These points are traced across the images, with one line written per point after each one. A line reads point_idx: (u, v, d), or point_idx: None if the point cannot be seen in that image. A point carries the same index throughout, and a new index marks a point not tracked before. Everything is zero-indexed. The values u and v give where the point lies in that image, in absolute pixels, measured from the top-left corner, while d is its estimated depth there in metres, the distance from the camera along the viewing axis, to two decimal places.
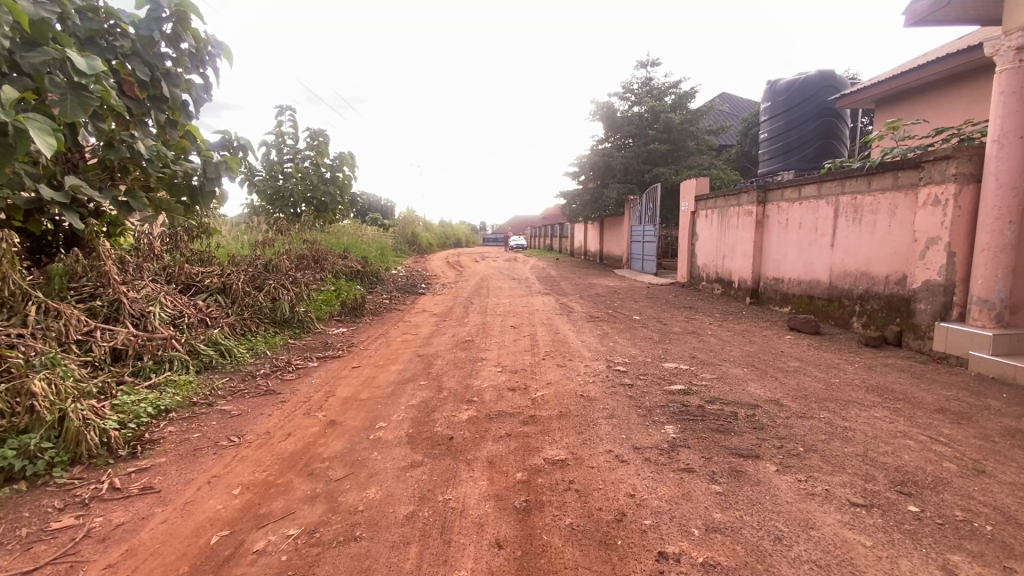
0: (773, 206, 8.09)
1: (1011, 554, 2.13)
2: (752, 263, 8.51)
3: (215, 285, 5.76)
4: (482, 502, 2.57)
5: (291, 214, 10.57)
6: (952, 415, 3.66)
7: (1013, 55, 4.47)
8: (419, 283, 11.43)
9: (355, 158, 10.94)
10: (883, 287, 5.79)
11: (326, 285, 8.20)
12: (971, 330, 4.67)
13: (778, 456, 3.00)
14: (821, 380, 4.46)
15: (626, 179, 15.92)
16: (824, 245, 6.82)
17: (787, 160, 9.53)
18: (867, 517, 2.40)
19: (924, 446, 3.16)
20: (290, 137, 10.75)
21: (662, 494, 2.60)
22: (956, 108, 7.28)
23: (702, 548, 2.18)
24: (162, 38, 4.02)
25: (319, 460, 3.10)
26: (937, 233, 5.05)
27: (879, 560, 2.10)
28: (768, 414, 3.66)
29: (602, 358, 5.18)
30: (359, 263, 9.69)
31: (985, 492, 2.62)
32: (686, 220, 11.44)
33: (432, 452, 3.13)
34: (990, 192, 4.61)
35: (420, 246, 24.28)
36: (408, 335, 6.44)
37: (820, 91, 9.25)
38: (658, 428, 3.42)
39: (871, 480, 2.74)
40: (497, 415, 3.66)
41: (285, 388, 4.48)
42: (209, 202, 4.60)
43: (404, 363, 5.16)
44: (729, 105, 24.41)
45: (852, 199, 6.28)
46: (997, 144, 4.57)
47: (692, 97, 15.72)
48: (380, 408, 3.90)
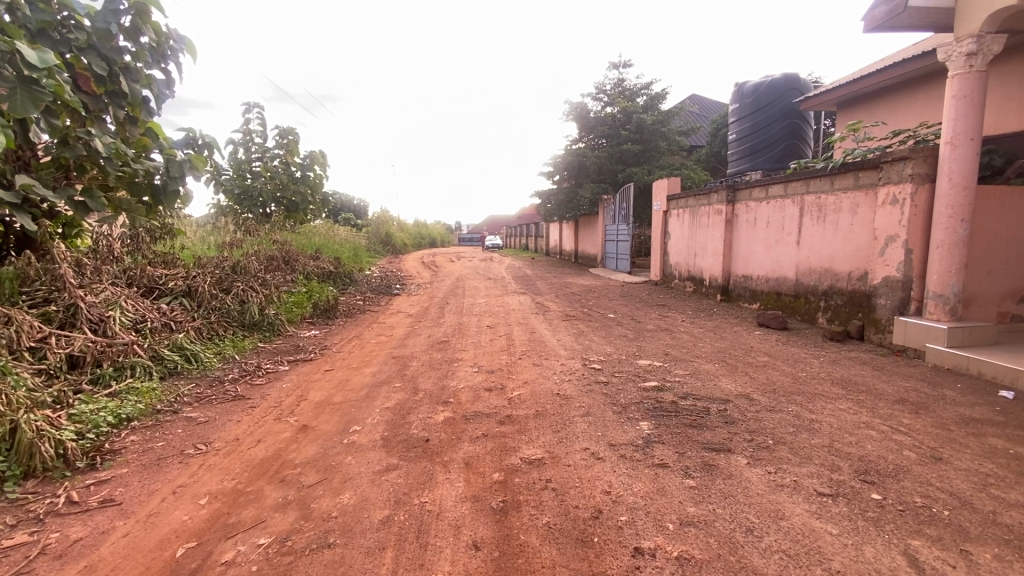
0: (741, 206, 8.31)
1: (966, 537, 2.24)
2: (722, 261, 8.71)
3: (180, 288, 5.58)
4: (459, 504, 2.55)
5: (260, 214, 10.31)
6: (911, 405, 3.82)
7: (964, 61, 4.71)
8: (394, 284, 11.30)
9: (327, 157, 10.71)
10: (846, 283, 6.00)
11: (297, 286, 8.05)
12: (928, 324, 4.88)
13: (749, 449, 3.07)
14: (789, 374, 4.59)
15: (600, 179, 16.09)
16: (790, 244, 7.02)
17: (755, 160, 9.81)
18: (833, 506, 2.48)
19: (885, 435, 3.28)
20: (257, 135, 10.47)
21: (638, 490, 2.63)
22: (910, 111, 7.60)
23: (676, 542, 2.21)
24: (120, 32, 3.83)
25: (291, 466, 3.02)
26: (896, 230, 5.26)
27: (845, 548, 2.17)
28: (739, 408, 3.74)
29: (578, 356, 5.22)
30: (331, 264, 9.52)
31: (942, 478, 2.74)
32: (657, 219, 11.63)
33: (408, 454, 3.10)
34: (943, 191, 4.81)
35: (394, 246, 24.03)
36: (382, 337, 6.34)
37: (785, 93, 9.52)
38: (633, 425, 3.46)
39: (837, 470, 2.83)
40: (474, 416, 3.65)
41: (255, 393, 4.36)
42: (173, 202, 4.41)
43: (378, 365, 5.09)
44: (698, 107, 24.73)
45: (817, 198, 6.48)
46: (949, 146, 4.77)
47: (663, 98, 15.92)
48: (354, 412, 3.84)
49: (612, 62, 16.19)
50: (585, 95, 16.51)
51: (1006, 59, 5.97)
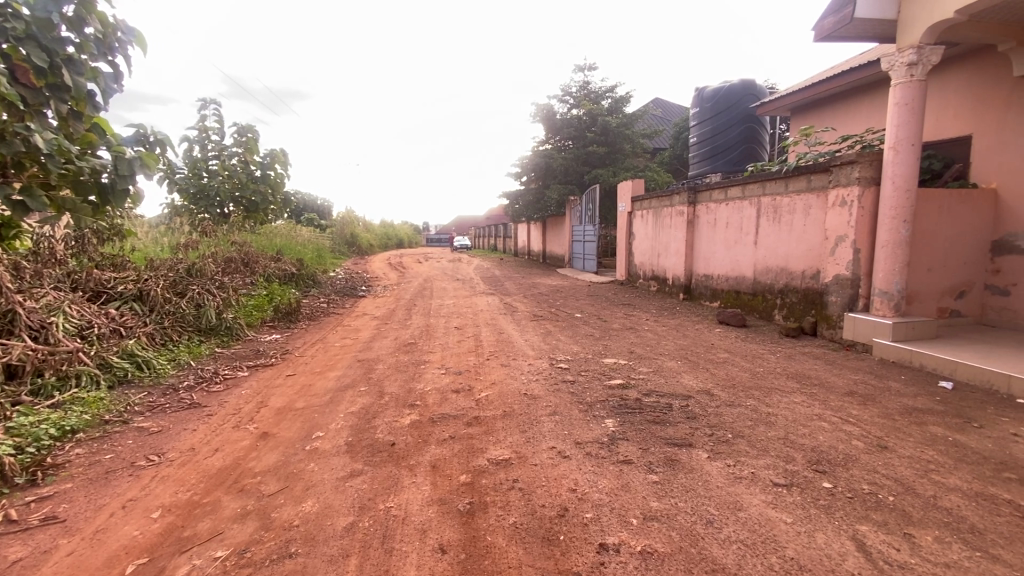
0: (702, 207, 8.55)
1: (909, 521, 2.37)
2: (684, 261, 8.94)
3: (130, 292, 5.33)
4: (425, 507, 2.53)
5: (218, 214, 9.93)
6: (860, 397, 4.02)
7: (905, 71, 4.99)
8: (359, 286, 11.08)
9: (288, 156, 10.41)
10: (800, 281, 6.26)
11: (257, 289, 7.79)
12: (875, 320, 5.15)
13: (709, 443, 3.17)
14: (748, 369, 4.76)
15: (567, 179, 16.25)
16: (748, 244, 7.27)
17: (714, 162, 10.15)
18: (788, 496, 2.58)
19: (836, 426, 3.44)
20: (214, 132, 10.10)
21: (603, 486, 2.67)
22: (856, 118, 7.98)
23: (640, 537, 2.25)
24: (62, 21, 3.60)
25: (250, 475, 2.92)
26: (845, 231, 5.52)
27: (798, 535, 2.27)
28: (700, 404, 3.86)
29: (545, 355, 5.26)
30: (293, 266, 9.27)
31: (888, 466, 2.90)
32: (622, 220, 11.83)
33: (373, 459, 3.05)
34: (887, 194, 5.08)
35: (359, 247, 23.59)
36: (347, 340, 6.22)
37: (743, 98, 9.86)
38: (599, 422, 3.52)
39: (791, 461, 2.95)
40: (441, 418, 3.62)
41: (212, 400, 4.20)
42: (122, 202, 4.16)
43: (343, 369, 4.99)
44: (661, 111, 25.39)
45: (773, 200, 6.73)
46: (892, 151, 5.05)
47: (627, 101, 16.20)
48: (317, 417, 3.75)
49: (578, 65, 16.38)
50: (552, 97, 16.65)
51: (944, 69, 6.35)
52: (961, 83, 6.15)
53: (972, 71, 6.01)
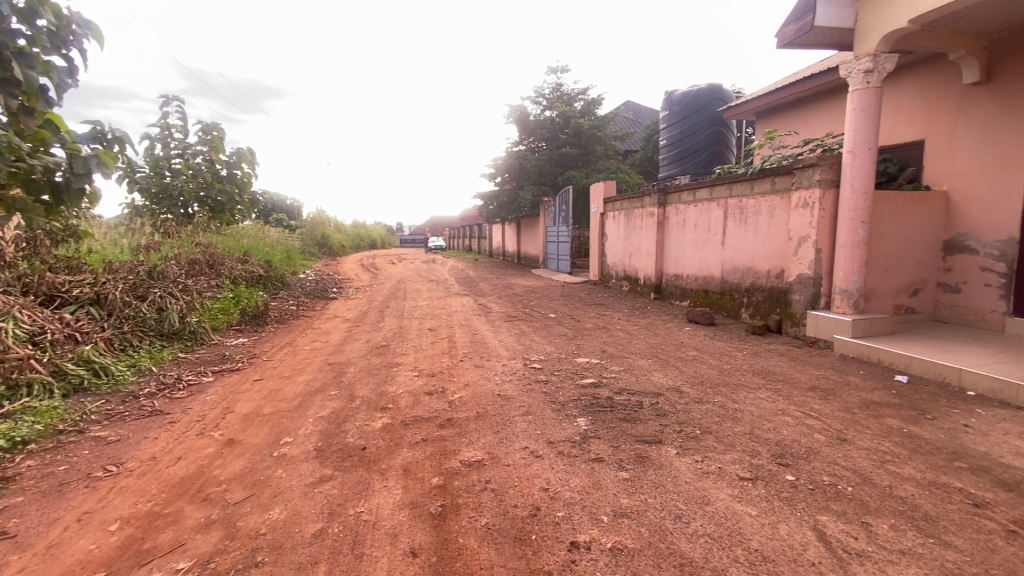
0: (671, 208, 8.72)
1: (867, 510, 2.47)
2: (655, 261, 9.10)
3: (87, 296, 5.11)
4: (396, 511, 2.50)
5: (181, 215, 9.61)
6: (822, 391, 4.17)
7: (862, 77, 5.20)
8: (330, 287, 10.88)
9: (255, 155, 10.16)
10: (766, 281, 6.45)
11: (223, 291, 7.57)
12: (835, 317, 5.34)
13: (678, 440, 3.23)
14: (716, 367, 4.87)
15: (540, 181, 16.33)
16: (716, 244, 7.45)
17: (684, 164, 10.37)
18: (753, 489, 2.66)
19: (799, 420, 3.56)
20: (178, 130, 9.79)
21: (574, 485, 2.70)
22: (816, 122, 8.25)
23: (610, 534, 2.28)
24: (12, 13, 3.44)
25: (215, 484, 2.84)
26: (807, 231, 5.72)
27: (763, 527, 2.34)
28: (669, 401, 3.93)
29: (518, 356, 5.27)
30: (261, 268, 9.05)
31: (847, 457, 3.01)
32: (595, 221, 11.96)
33: (343, 464, 3.00)
34: (846, 196, 5.29)
35: (331, 248, 23.18)
36: (317, 344, 6.10)
37: (711, 102, 10.12)
38: (572, 421, 3.55)
39: (756, 455, 3.03)
40: (413, 421, 3.59)
41: (175, 407, 4.06)
42: (79, 202, 4.00)
43: (313, 373, 4.89)
44: (632, 114, 25.82)
45: (739, 202, 6.92)
46: (851, 154, 5.25)
47: (599, 104, 16.38)
48: (286, 423, 3.67)
49: (550, 66, 16.47)
50: (524, 98, 16.69)
51: (898, 77, 6.64)
52: (914, 90, 6.45)
53: (924, 79, 6.30)
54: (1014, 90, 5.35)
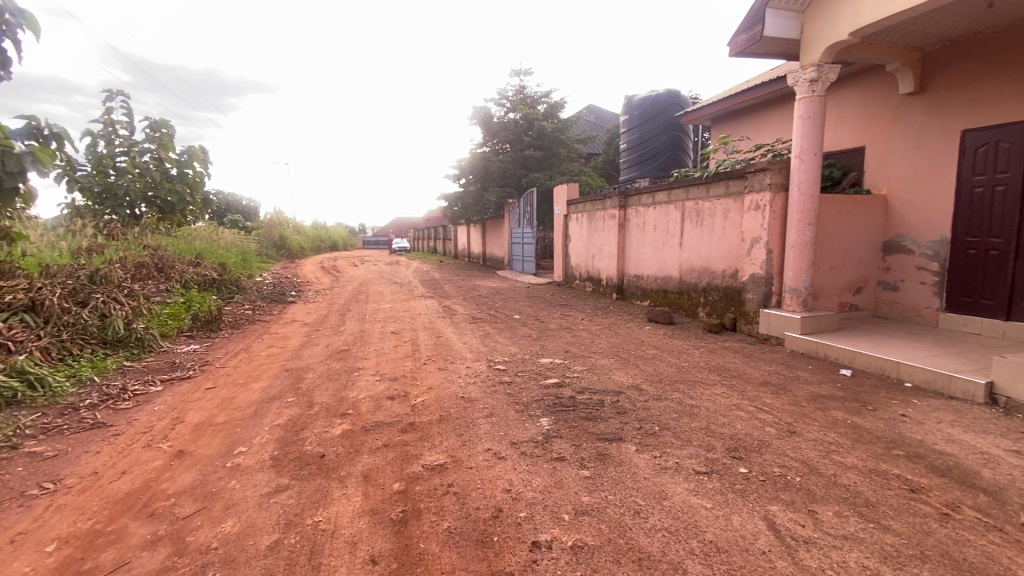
0: (632, 211, 8.90)
1: (813, 499, 2.60)
2: (616, 262, 9.27)
3: (21, 303, 4.79)
4: (355, 519, 2.45)
5: (127, 215, 9.12)
6: (773, 386, 4.36)
7: (808, 86, 5.47)
8: (289, 291, 10.57)
9: (208, 154, 9.76)
10: (721, 280, 6.68)
11: (173, 296, 7.23)
12: (786, 315, 5.59)
13: (638, 437, 3.31)
14: (674, 364, 5.01)
15: (505, 183, 16.38)
16: (674, 245, 7.66)
17: (643, 168, 10.64)
18: (708, 482, 2.75)
19: (751, 415, 3.70)
20: (122, 127, 9.30)
21: (537, 485, 2.72)
22: (767, 128, 8.60)
23: (572, 532, 2.31)
24: None
25: (162, 498, 2.71)
26: (759, 233, 5.96)
27: (717, 519, 2.42)
28: (630, 399, 4.02)
29: (483, 358, 5.26)
30: (214, 271, 8.69)
31: (795, 449, 3.15)
32: (558, 223, 12.08)
33: (301, 472, 2.92)
34: (795, 199, 5.54)
35: (290, 250, 22.48)
36: (275, 349, 5.91)
37: (668, 108, 10.43)
38: (535, 421, 3.57)
39: (712, 449, 3.14)
40: (374, 426, 3.53)
41: (120, 419, 3.85)
42: (12, 202, 3.80)
43: (269, 380, 4.73)
44: (594, 117, 26.23)
45: (695, 204, 7.14)
46: (798, 159, 5.51)
47: (562, 107, 16.57)
48: (240, 432, 3.54)
49: (514, 69, 16.53)
50: (488, 100, 16.70)
51: (840, 87, 7.02)
52: (855, 99, 6.83)
53: (864, 89, 6.68)
54: (944, 101, 5.74)
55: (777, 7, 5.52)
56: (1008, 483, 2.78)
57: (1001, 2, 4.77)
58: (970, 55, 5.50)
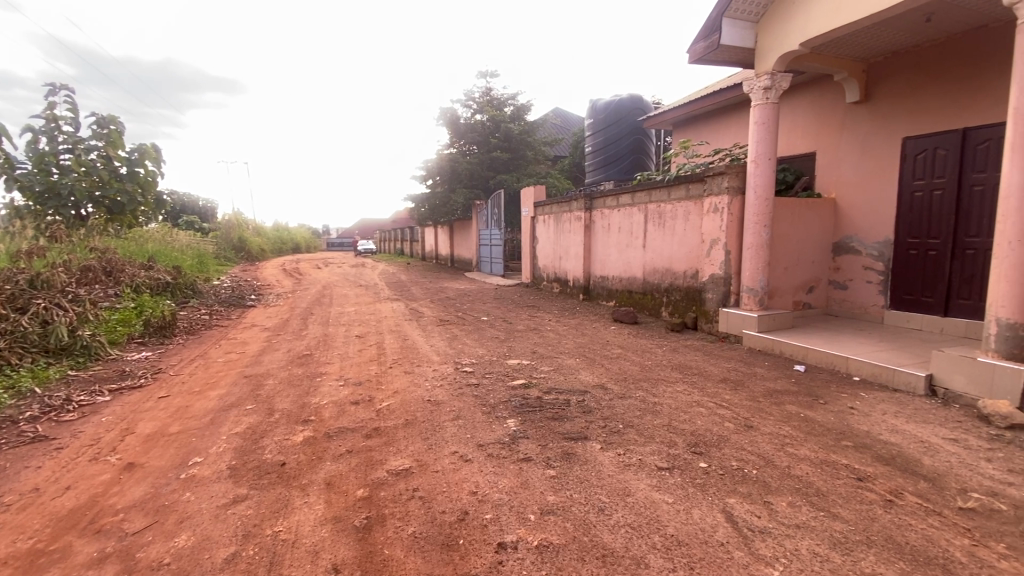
0: (597, 213, 9.03)
1: (768, 490, 2.71)
2: (583, 263, 9.39)
3: None
4: (318, 527, 2.40)
5: (72, 216, 8.68)
6: (732, 382, 4.52)
7: (763, 94, 5.69)
8: (249, 294, 10.24)
9: (161, 152, 9.36)
10: (682, 281, 6.87)
11: (123, 301, 6.89)
12: (744, 314, 5.79)
13: (603, 435, 3.36)
14: (638, 363, 5.12)
15: (472, 184, 16.35)
16: (638, 247, 7.82)
17: (608, 171, 10.84)
18: (670, 478, 2.82)
19: (711, 411, 3.82)
20: (67, 123, 8.82)
21: (503, 486, 2.73)
22: (725, 134, 8.88)
23: (537, 531, 2.33)
24: None
25: (110, 514, 2.58)
26: (717, 235, 6.16)
27: (678, 513, 2.49)
28: (595, 398, 4.08)
29: (450, 360, 5.23)
30: (168, 275, 8.33)
31: (752, 443, 3.27)
32: (526, 224, 12.15)
33: (260, 482, 2.84)
34: (751, 202, 5.76)
35: (250, 252, 21.77)
36: (233, 355, 5.71)
37: (631, 112, 10.65)
38: (501, 423, 3.58)
39: (673, 445, 3.22)
40: (337, 432, 3.46)
41: (63, 431, 3.64)
42: None
43: (227, 387, 4.57)
44: (560, 120, 26.50)
45: (658, 207, 7.31)
46: (754, 164, 5.72)
47: (529, 109, 16.66)
48: (196, 442, 3.40)
49: (480, 71, 16.52)
50: (454, 101, 16.63)
51: (793, 94, 7.32)
52: (806, 107, 7.14)
53: (814, 97, 7.00)
54: (887, 110, 6.08)
55: (733, 17, 5.73)
56: (946, 469, 2.97)
57: (937, 17, 5.09)
58: (910, 66, 5.85)
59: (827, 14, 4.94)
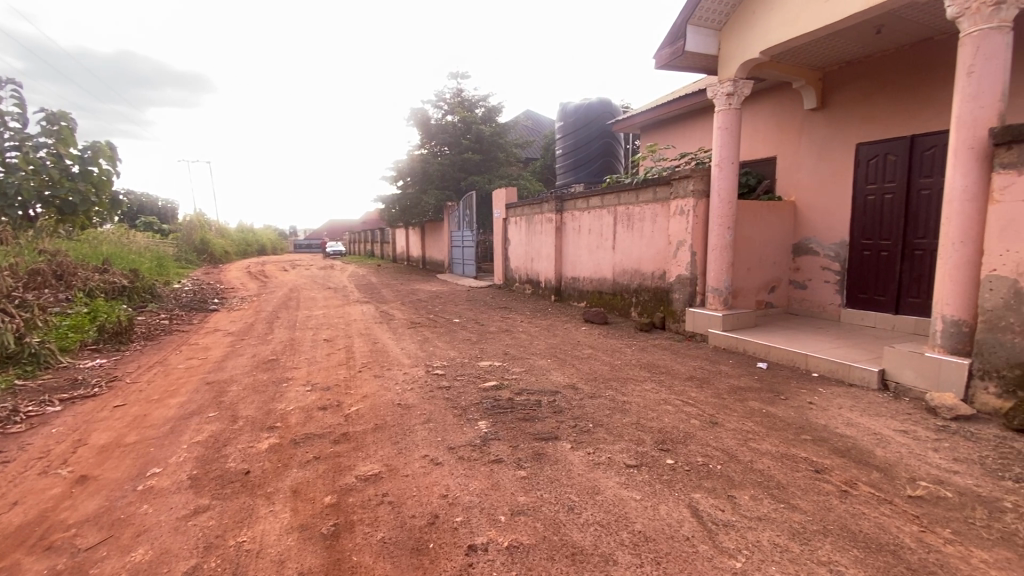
0: (568, 215, 9.12)
1: (732, 485, 2.79)
2: (554, 264, 9.46)
3: None
4: (283, 536, 2.35)
5: (19, 217, 8.23)
6: (698, 380, 4.64)
7: (726, 100, 5.87)
8: (211, 298, 9.90)
9: (116, 151, 9.00)
10: (650, 281, 7.01)
11: (75, 306, 6.58)
12: (710, 313, 5.95)
13: (573, 434, 3.40)
14: (608, 363, 5.19)
15: (443, 186, 16.27)
16: (607, 248, 7.94)
17: (578, 173, 10.97)
18: (638, 475, 2.88)
19: (678, 408, 3.92)
20: (14, 118, 8.38)
21: (474, 488, 2.73)
22: (691, 139, 9.09)
23: (508, 533, 2.34)
24: None
25: (61, 529, 2.46)
26: (684, 236, 6.31)
27: (646, 509, 2.54)
28: (566, 398, 4.13)
29: (421, 363, 5.20)
30: (125, 278, 7.99)
31: (716, 439, 3.37)
32: (497, 226, 12.16)
33: (223, 491, 2.76)
34: (715, 204, 5.93)
35: (213, 255, 21.06)
36: (194, 361, 5.52)
37: (601, 116, 10.81)
38: (472, 425, 3.58)
39: (641, 443, 3.29)
40: (304, 439, 3.39)
41: (9, 444, 3.45)
42: None
43: (188, 394, 4.42)
44: (532, 123, 26.64)
45: (626, 209, 7.44)
46: (718, 168, 5.89)
47: (500, 111, 16.69)
48: (154, 452, 3.28)
49: (451, 71, 16.45)
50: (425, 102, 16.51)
51: (754, 101, 7.57)
52: (767, 113, 7.39)
53: (775, 104, 7.26)
54: (842, 117, 6.36)
55: (697, 24, 5.89)
56: (897, 459, 3.13)
57: (887, 30, 5.35)
58: (862, 76, 6.13)
59: (785, 24, 5.13)
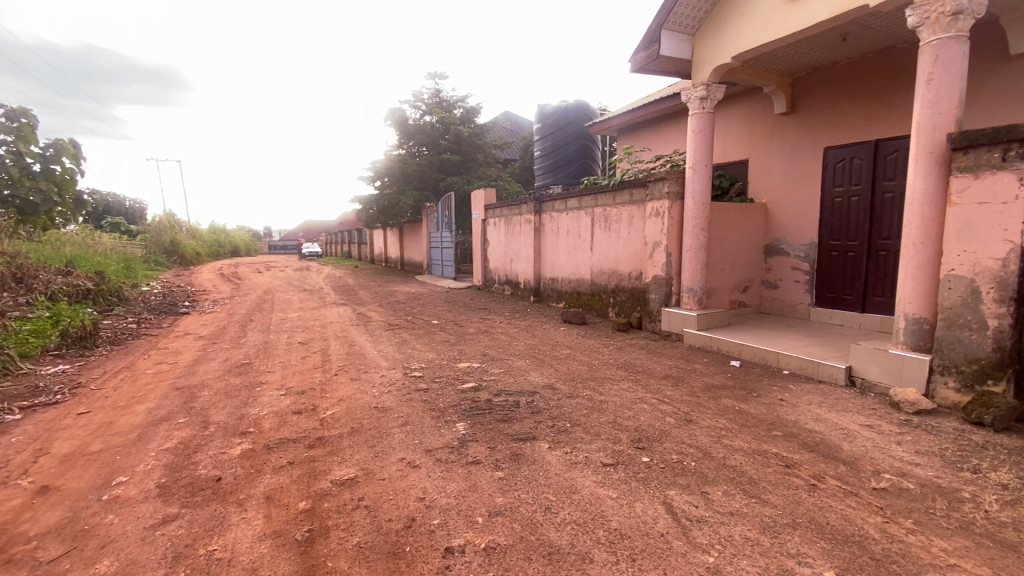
0: (546, 216, 9.16)
1: (706, 481, 2.85)
2: (533, 265, 9.50)
3: None
4: (256, 544, 2.31)
5: None
6: (673, 379, 4.72)
7: (699, 104, 5.98)
8: (182, 301, 9.63)
9: (80, 149, 8.67)
10: (627, 282, 7.10)
11: (36, 310, 6.32)
12: (685, 313, 6.06)
13: (550, 434, 3.42)
14: (586, 363, 5.24)
15: (421, 186, 16.16)
16: (585, 249, 8.00)
17: (556, 175, 11.04)
18: (614, 473, 2.92)
19: (653, 406, 3.98)
20: None
21: (451, 490, 2.72)
22: (666, 141, 9.23)
23: (485, 534, 2.34)
24: None
25: (19, 543, 2.36)
26: (659, 238, 6.41)
27: (621, 507, 2.58)
28: (544, 398, 4.15)
29: (398, 366, 5.15)
30: (90, 281, 7.71)
31: (691, 436, 3.44)
32: (476, 227, 12.14)
33: (193, 499, 2.69)
34: (689, 206, 6.04)
35: (183, 257, 20.48)
36: (163, 366, 5.36)
37: (578, 118, 10.89)
38: (450, 427, 3.57)
39: (618, 442, 3.33)
40: (278, 444, 3.33)
41: None
42: None
43: (157, 400, 4.29)
44: (509, 124, 26.68)
45: (603, 211, 7.51)
46: (692, 170, 6.00)
47: (478, 112, 16.67)
48: (121, 460, 3.18)
49: (429, 72, 16.35)
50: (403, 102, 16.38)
51: (727, 105, 7.73)
52: (739, 117, 7.56)
53: (747, 108, 7.43)
54: (810, 121, 6.55)
55: (671, 29, 5.98)
56: (862, 453, 3.24)
57: (852, 37, 5.54)
58: (829, 82, 6.33)
59: (756, 31, 5.26)
